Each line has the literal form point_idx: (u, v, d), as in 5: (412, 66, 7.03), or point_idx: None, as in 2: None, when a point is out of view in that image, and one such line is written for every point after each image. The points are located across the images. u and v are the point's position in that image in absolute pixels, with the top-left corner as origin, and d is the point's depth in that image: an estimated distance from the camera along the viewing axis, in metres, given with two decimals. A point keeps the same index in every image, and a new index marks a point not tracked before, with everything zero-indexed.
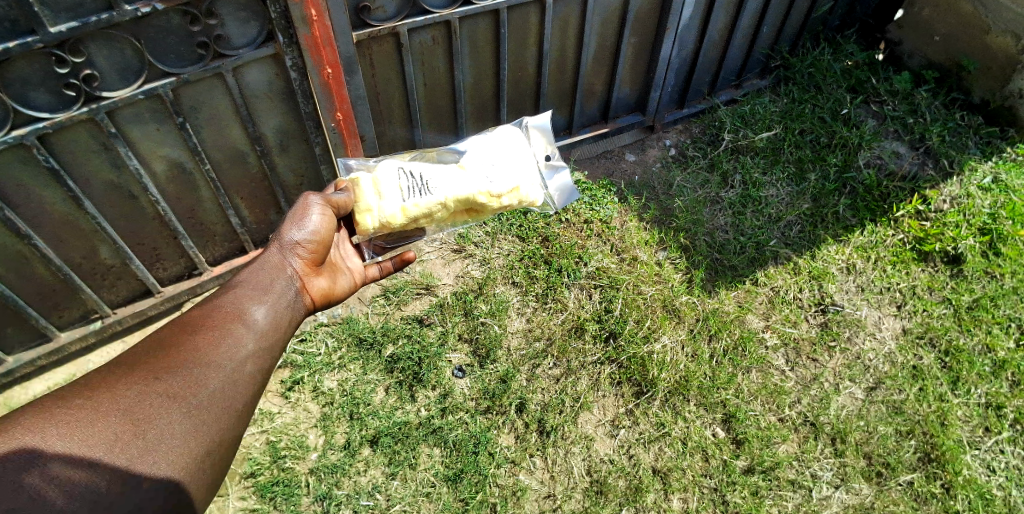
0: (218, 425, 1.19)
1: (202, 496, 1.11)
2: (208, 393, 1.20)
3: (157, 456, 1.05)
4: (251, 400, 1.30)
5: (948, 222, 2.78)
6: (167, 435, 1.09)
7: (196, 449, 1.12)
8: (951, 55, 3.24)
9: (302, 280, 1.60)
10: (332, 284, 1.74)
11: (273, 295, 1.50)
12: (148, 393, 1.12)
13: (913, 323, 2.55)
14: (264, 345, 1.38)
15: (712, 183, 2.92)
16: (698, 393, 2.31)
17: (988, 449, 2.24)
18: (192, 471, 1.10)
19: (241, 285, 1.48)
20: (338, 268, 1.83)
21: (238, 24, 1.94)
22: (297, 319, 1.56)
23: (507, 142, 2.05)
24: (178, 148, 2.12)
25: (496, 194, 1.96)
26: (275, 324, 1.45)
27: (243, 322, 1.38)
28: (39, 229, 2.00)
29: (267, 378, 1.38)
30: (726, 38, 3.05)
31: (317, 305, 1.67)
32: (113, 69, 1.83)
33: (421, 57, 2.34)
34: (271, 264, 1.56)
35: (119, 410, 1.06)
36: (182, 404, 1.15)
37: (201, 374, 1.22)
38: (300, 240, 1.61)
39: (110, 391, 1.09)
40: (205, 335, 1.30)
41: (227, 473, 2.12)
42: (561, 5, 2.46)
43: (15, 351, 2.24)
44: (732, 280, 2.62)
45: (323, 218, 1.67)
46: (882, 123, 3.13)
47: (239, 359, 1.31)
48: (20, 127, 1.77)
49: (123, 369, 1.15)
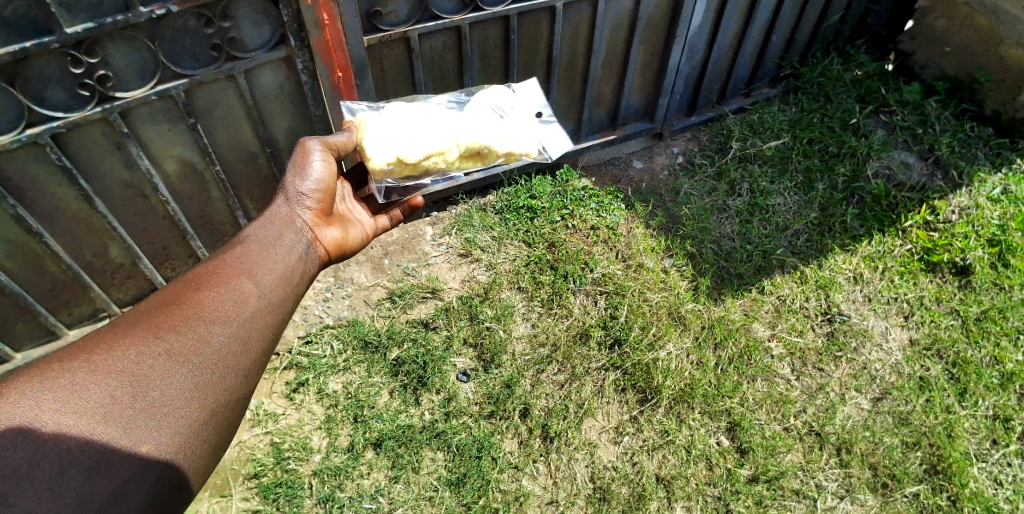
0: (223, 385, 1.21)
1: (203, 460, 1.13)
2: (212, 351, 1.22)
3: (156, 420, 1.07)
4: (259, 357, 1.33)
5: (957, 233, 2.76)
6: (168, 397, 1.11)
7: (200, 411, 1.14)
8: (963, 66, 3.22)
9: (312, 232, 1.66)
10: (344, 235, 1.79)
11: (281, 249, 1.54)
12: (147, 352, 1.13)
13: (921, 334, 2.54)
14: (269, 302, 1.41)
15: (719, 191, 2.92)
16: (702, 401, 2.30)
17: (995, 462, 2.23)
18: (193, 435, 1.12)
19: (249, 239, 1.52)
20: (348, 220, 1.88)
21: (251, 26, 1.97)
22: (311, 272, 1.61)
23: (504, 96, 2.19)
24: (190, 148, 2.13)
25: (503, 139, 2.06)
26: (283, 279, 1.48)
27: (248, 278, 1.40)
28: (52, 226, 2.02)
29: (276, 333, 1.41)
30: (736, 46, 3.04)
31: (331, 257, 1.74)
32: (128, 70, 1.85)
33: (432, 62, 2.35)
34: (279, 217, 1.61)
35: (119, 371, 1.07)
36: (184, 364, 1.16)
37: (206, 332, 1.24)
38: (304, 191, 1.66)
39: (108, 353, 1.09)
40: (209, 293, 1.31)
41: (232, 473, 2.13)
42: (572, 12, 2.47)
43: (23, 347, 2.22)
44: (738, 288, 2.61)
45: (324, 165, 1.71)
46: (892, 133, 3.11)
47: (246, 314, 1.33)
48: (35, 125, 1.79)
49: (126, 327, 1.17)
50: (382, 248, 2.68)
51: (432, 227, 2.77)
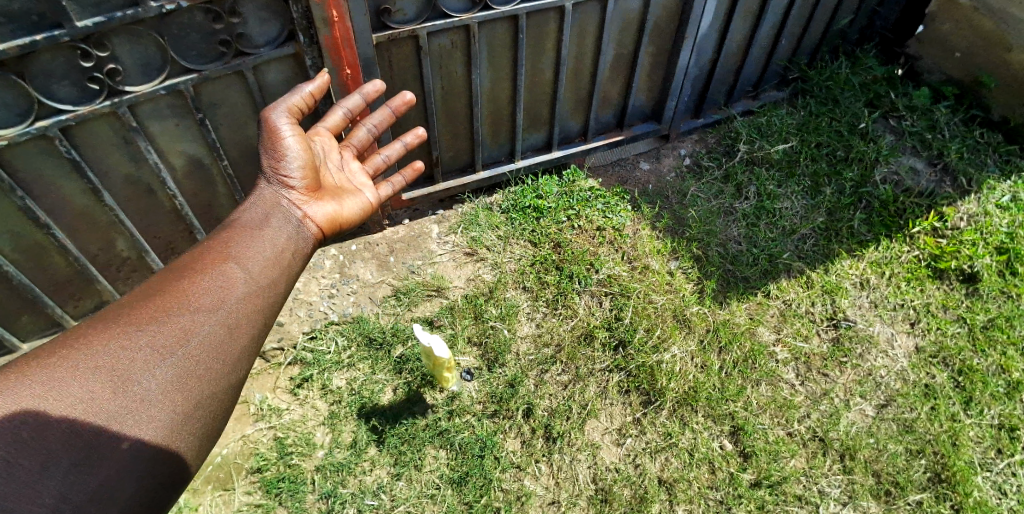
0: (210, 375, 1.22)
1: (196, 448, 1.15)
2: (197, 341, 1.23)
3: (139, 415, 1.08)
4: (249, 343, 1.33)
5: (965, 240, 2.74)
6: (150, 390, 1.12)
7: (184, 402, 1.15)
8: (972, 72, 3.20)
9: (301, 210, 1.67)
10: (339, 208, 1.80)
11: (269, 232, 1.54)
12: (128, 346, 1.14)
13: (927, 341, 2.53)
14: (258, 287, 1.40)
15: (726, 194, 2.92)
16: (706, 404, 2.30)
17: (1000, 472, 2.21)
18: (181, 425, 1.12)
19: (236, 226, 1.54)
20: (343, 192, 1.87)
21: (259, 23, 1.97)
22: (304, 252, 1.62)
23: None
24: (197, 144, 2.14)
25: None
26: (272, 263, 1.47)
27: (235, 264, 1.40)
28: (59, 219, 2.03)
29: (267, 317, 1.41)
30: (744, 48, 3.03)
31: (325, 234, 1.74)
32: (136, 65, 1.86)
33: (440, 60, 2.35)
34: (266, 200, 1.64)
35: (98, 366, 1.08)
36: (165, 357, 1.17)
37: (189, 321, 1.24)
38: (287, 169, 1.69)
39: (87, 348, 1.10)
40: (192, 281, 1.32)
41: (235, 467, 2.14)
42: (581, 12, 2.46)
43: (29, 338, 2.24)
44: (744, 292, 2.61)
45: (298, 139, 1.74)
46: (900, 138, 3.10)
47: (232, 301, 1.33)
48: (44, 118, 1.80)
49: (106, 322, 1.18)
50: (387, 245, 2.69)
51: (438, 225, 2.78)
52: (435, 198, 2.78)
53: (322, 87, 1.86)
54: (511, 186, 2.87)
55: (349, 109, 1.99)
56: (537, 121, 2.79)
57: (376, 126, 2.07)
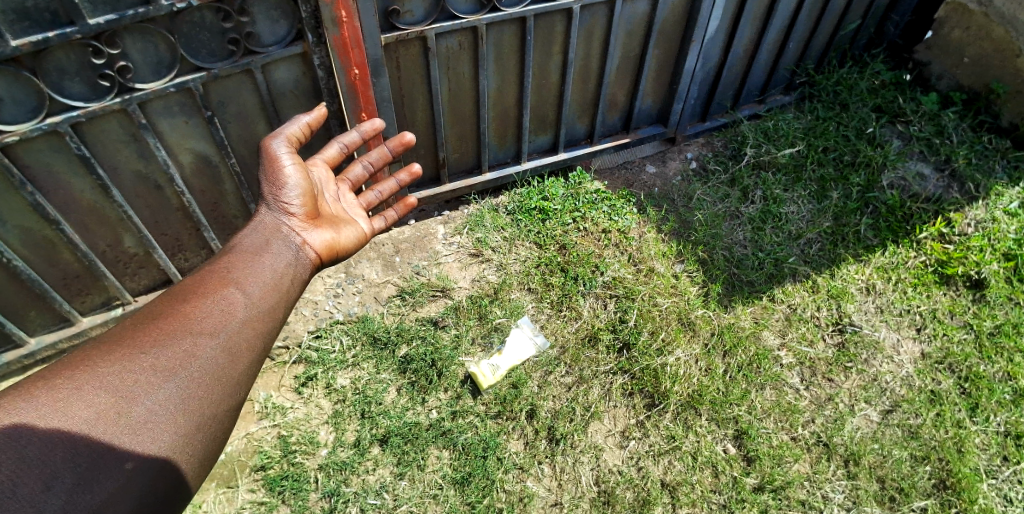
0: (212, 397, 1.22)
1: (199, 463, 1.16)
2: (201, 363, 1.24)
3: (140, 434, 1.08)
4: (251, 365, 1.34)
5: (971, 246, 2.73)
6: (155, 410, 1.12)
7: (186, 422, 1.15)
8: (982, 78, 3.17)
9: (301, 236, 1.69)
10: (336, 235, 1.82)
11: (269, 257, 1.56)
12: (132, 367, 1.15)
13: (933, 347, 2.51)
14: (258, 311, 1.42)
15: (732, 198, 2.91)
16: (710, 408, 2.29)
17: (1005, 479, 2.19)
18: (183, 445, 1.13)
19: (236, 251, 1.55)
20: (341, 220, 1.89)
21: (269, 22, 1.98)
22: (302, 277, 1.63)
23: None
24: (204, 142, 2.15)
25: None
26: (272, 287, 1.49)
27: (236, 289, 1.42)
28: (68, 215, 2.05)
29: (268, 339, 1.43)
30: (751, 53, 3.02)
31: (323, 260, 1.76)
32: (147, 62, 1.87)
33: (447, 62, 2.35)
34: (266, 226, 1.65)
35: (104, 387, 1.09)
36: (169, 378, 1.18)
37: (192, 345, 1.25)
38: (287, 197, 1.71)
39: (93, 370, 1.11)
40: (192, 306, 1.33)
41: (239, 464, 2.16)
42: (588, 15, 2.46)
43: (37, 332, 2.27)
44: (749, 296, 2.60)
45: (297, 167, 1.77)
46: (907, 144, 3.08)
47: (235, 324, 1.35)
48: (54, 115, 1.81)
49: (110, 344, 1.19)
50: (393, 245, 2.70)
51: (443, 225, 2.78)
52: (440, 200, 2.79)
53: (320, 118, 1.89)
54: (516, 187, 2.88)
55: (346, 143, 2.02)
56: (544, 123, 2.79)
57: (372, 163, 2.09)
